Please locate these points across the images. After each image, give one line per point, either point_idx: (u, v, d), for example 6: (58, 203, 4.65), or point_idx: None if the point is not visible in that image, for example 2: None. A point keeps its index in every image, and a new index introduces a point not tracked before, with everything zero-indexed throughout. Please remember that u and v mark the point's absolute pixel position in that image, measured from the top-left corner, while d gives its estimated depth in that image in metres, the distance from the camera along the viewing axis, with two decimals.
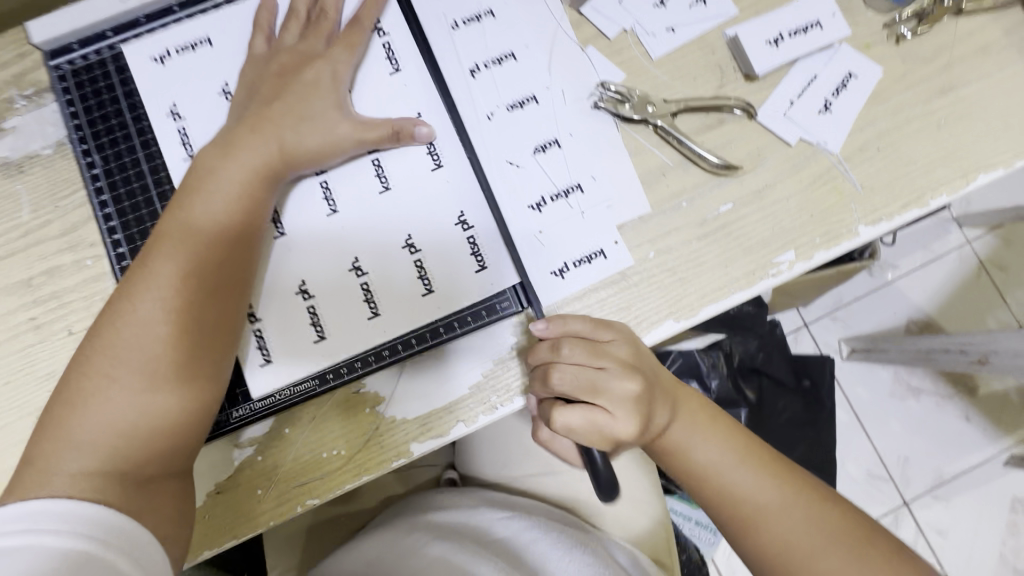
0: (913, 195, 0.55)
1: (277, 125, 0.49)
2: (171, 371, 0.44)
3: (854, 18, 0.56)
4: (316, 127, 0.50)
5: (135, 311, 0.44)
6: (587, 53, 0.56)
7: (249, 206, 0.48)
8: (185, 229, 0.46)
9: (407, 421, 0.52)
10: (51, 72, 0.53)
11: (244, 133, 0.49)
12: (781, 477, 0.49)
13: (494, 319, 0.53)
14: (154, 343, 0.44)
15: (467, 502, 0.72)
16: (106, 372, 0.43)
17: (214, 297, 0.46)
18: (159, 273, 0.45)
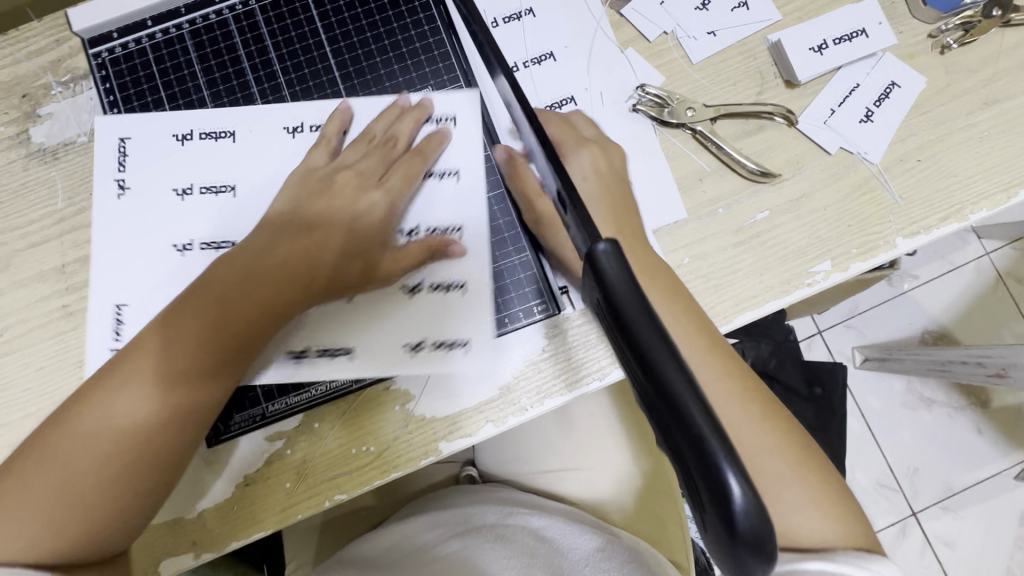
0: (953, 208, 0.54)
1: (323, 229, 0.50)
2: (134, 440, 0.42)
3: (899, 27, 0.56)
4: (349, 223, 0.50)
5: (141, 360, 0.44)
6: (627, 55, 0.56)
7: (266, 302, 0.47)
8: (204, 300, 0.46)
9: (437, 420, 0.52)
10: (91, 60, 0.53)
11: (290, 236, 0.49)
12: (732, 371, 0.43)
13: (529, 322, 0.53)
14: (109, 453, 0.41)
15: (486, 502, 0.72)
16: (62, 459, 0.41)
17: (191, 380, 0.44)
18: (128, 377, 0.43)
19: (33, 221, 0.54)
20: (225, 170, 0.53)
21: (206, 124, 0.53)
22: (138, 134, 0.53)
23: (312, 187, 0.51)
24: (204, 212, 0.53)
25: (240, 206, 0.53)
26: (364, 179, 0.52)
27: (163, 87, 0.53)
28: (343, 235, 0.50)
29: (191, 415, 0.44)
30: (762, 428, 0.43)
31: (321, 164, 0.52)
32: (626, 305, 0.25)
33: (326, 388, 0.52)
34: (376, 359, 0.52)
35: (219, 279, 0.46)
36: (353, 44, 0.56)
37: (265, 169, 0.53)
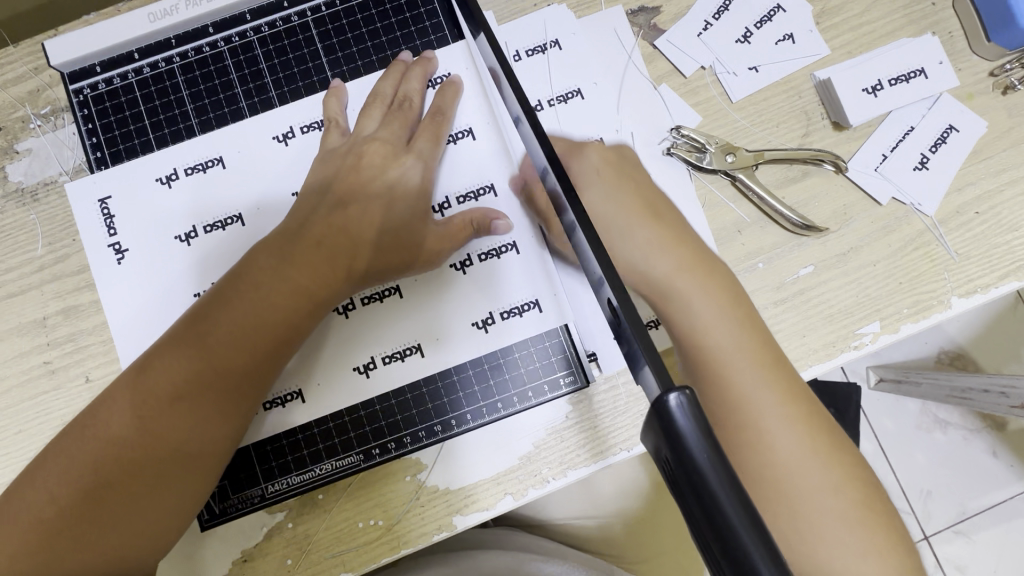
0: (1013, 264, 0.50)
1: (346, 213, 0.44)
2: (145, 458, 0.40)
3: (957, 65, 0.51)
4: (380, 200, 0.45)
5: (154, 371, 0.41)
6: (661, 92, 0.51)
7: (285, 293, 0.42)
8: (216, 300, 0.42)
9: (452, 491, 0.48)
10: (70, 98, 0.46)
11: (311, 219, 0.44)
12: (805, 426, 0.43)
13: (554, 395, 0.48)
14: (130, 466, 0.39)
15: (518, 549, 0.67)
16: (77, 479, 0.39)
17: (203, 389, 0.41)
18: (146, 384, 0.41)
19: (10, 268, 0.50)
20: (230, 199, 0.45)
21: (193, 158, 0.45)
22: (124, 190, 0.45)
23: (335, 167, 0.45)
24: (213, 251, 0.45)
25: (254, 233, 0.45)
26: (391, 147, 0.45)
27: (151, 128, 0.46)
28: (379, 207, 0.45)
29: (220, 406, 0.41)
30: (825, 464, 0.42)
31: (340, 148, 0.45)
32: (700, 462, 0.20)
33: (333, 467, 0.48)
34: (443, 352, 0.48)
35: (246, 268, 0.43)
36: (356, 68, 0.47)
37: (266, 186, 0.46)
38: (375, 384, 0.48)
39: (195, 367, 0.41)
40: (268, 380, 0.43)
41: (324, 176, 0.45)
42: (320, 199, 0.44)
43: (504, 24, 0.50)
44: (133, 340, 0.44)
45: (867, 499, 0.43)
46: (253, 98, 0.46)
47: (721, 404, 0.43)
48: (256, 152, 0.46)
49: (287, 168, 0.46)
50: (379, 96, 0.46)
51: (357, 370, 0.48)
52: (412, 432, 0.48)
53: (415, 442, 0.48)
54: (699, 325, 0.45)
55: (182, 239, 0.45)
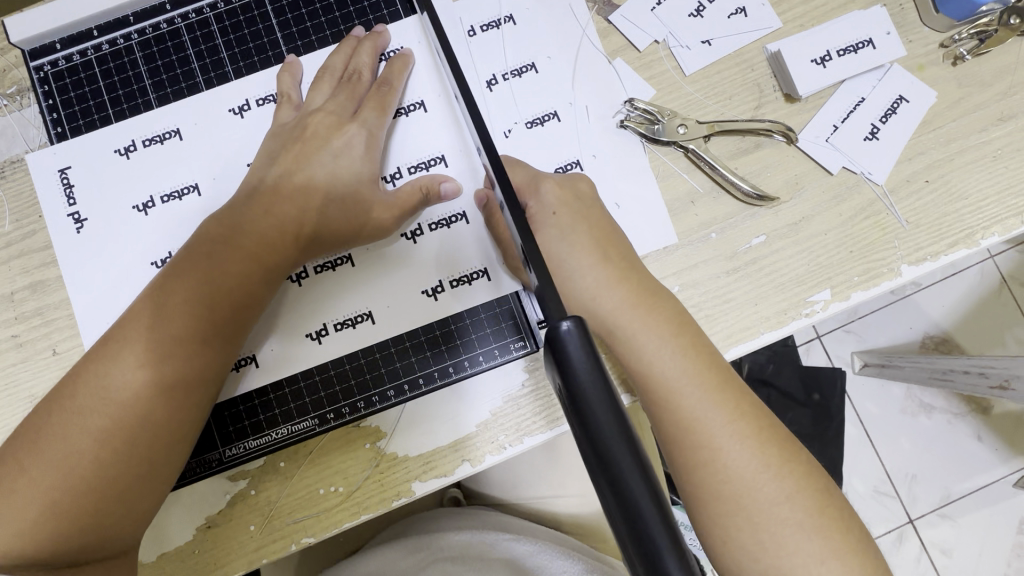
0: (963, 232, 0.50)
1: (296, 184, 0.45)
2: (112, 431, 0.40)
3: (908, 35, 0.52)
4: (329, 171, 0.46)
5: (117, 345, 0.41)
6: (615, 66, 0.51)
7: (247, 264, 0.43)
8: (176, 273, 0.43)
9: (410, 458, 0.49)
10: (32, 75, 0.47)
11: (266, 193, 0.45)
12: (753, 433, 0.38)
13: (505, 359, 0.49)
14: (100, 438, 0.40)
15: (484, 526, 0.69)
16: (49, 455, 0.39)
17: (167, 359, 0.41)
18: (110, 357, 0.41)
19: None
20: (188, 170, 0.46)
21: (153, 129, 0.47)
22: (84, 163, 0.46)
23: (284, 139, 0.46)
24: (172, 221, 0.46)
25: (210, 203, 0.46)
26: (338, 118, 0.46)
27: (110, 103, 0.47)
28: (327, 177, 0.46)
29: (189, 372, 0.42)
30: (778, 475, 0.37)
31: (292, 124, 0.47)
32: (587, 387, 0.22)
33: (289, 431, 0.49)
34: (393, 318, 0.49)
35: (205, 241, 0.43)
36: (310, 43, 0.48)
37: (223, 157, 0.47)
38: (327, 349, 0.49)
39: (161, 337, 0.41)
40: (234, 347, 0.44)
41: (273, 150, 0.46)
42: (269, 169, 0.45)
43: (458, 0, 0.51)
44: (95, 305, 0.46)
45: (826, 505, 0.37)
46: (210, 73, 0.47)
47: (668, 431, 0.39)
48: (213, 126, 0.47)
49: (244, 139, 0.47)
50: (329, 70, 0.47)
51: (311, 337, 0.49)
52: (367, 397, 0.49)
53: (369, 407, 0.49)
54: (641, 358, 0.40)
55: (140, 209, 0.46)
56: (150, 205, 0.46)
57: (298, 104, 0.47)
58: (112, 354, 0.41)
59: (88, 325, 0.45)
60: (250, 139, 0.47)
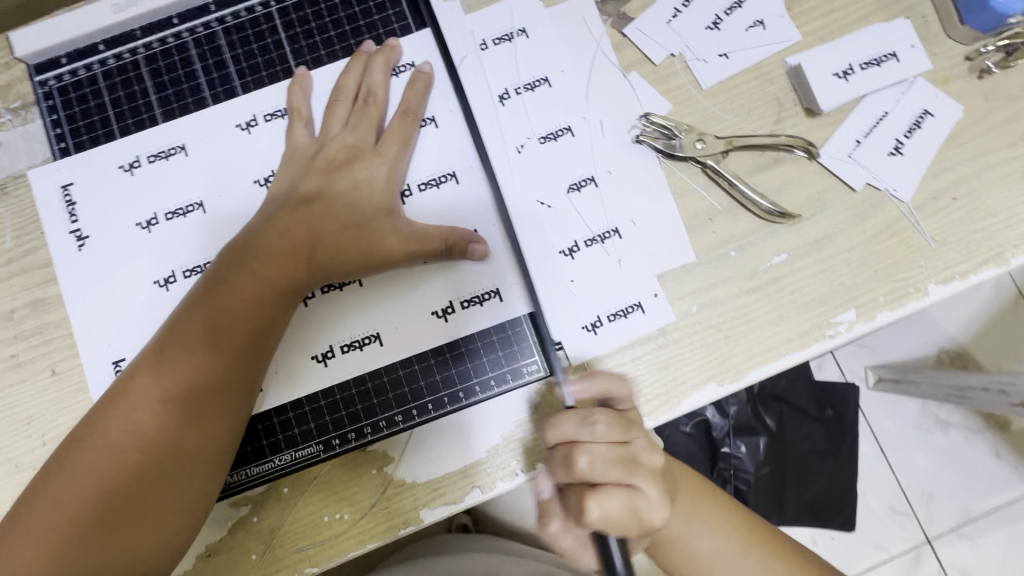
0: (992, 251, 0.49)
1: (314, 212, 0.44)
2: (144, 459, 0.40)
3: (933, 47, 0.50)
4: (347, 199, 0.45)
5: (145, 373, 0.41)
6: (630, 80, 0.50)
7: (272, 288, 0.42)
8: (201, 300, 0.42)
9: (418, 484, 0.47)
10: (36, 89, 0.46)
11: (284, 218, 0.44)
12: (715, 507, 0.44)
13: (517, 384, 0.47)
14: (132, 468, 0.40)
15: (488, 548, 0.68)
16: (77, 486, 0.39)
17: (195, 386, 0.40)
18: (139, 390, 0.40)
19: None
20: (193, 186, 0.45)
21: (158, 145, 0.45)
22: (86, 180, 0.45)
23: (297, 159, 0.45)
24: (176, 239, 0.45)
25: (215, 220, 0.45)
26: (355, 148, 0.45)
27: (115, 118, 0.46)
28: (344, 204, 0.45)
29: (216, 404, 0.41)
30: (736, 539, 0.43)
31: (306, 143, 0.46)
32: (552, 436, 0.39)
33: (293, 456, 0.47)
34: (402, 340, 0.47)
35: (229, 266, 0.43)
36: (319, 57, 0.47)
37: (229, 173, 0.45)
38: (333, 371, 0.47)
39: (188, 365, 0.41)
40: (256, 374, 0.42)
41: (286, 176, 0.45)
42: (284, 200, 0.44)
43: (470, 13, 0.49)
44: (94, 325, 0.44)
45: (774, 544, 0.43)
46: (216, 88, 0.46)
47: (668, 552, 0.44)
48: (220, 142, 0.46)
49: (251, 155, 0.46)
50: (343, 92, 0.46)
51: (317, 359, 0.47)
52: (373, 421, 0.47)
53: (376, 432, 0.47)
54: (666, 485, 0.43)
55: (143, 226, 0.45)
56: (153, 222, 0.45)
57: (311, 126, 0.46)
58: (139, 384, 0.40)
59: (89, 347, 0.44)
60: (259, 157, 0.46)
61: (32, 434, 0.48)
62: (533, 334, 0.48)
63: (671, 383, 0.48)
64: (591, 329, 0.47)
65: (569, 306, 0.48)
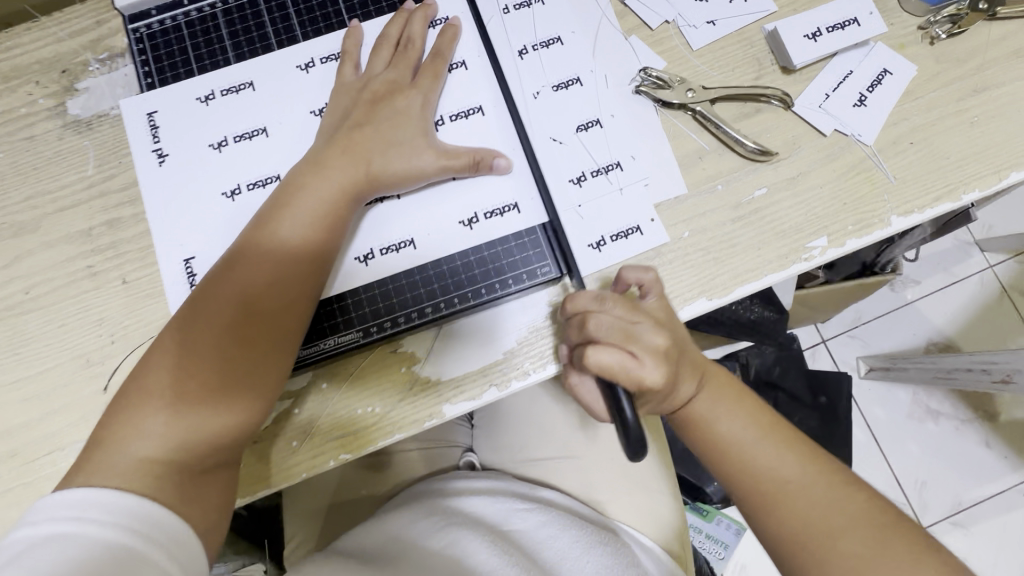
0: (946, 189, 0.56)
1: (366, 138, 0.51)
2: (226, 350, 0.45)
3: (890, 19, 0.59)
4: (393, 124, 0.52)
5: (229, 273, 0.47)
6: (630, 42, 0.59)
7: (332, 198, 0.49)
8: (270, 215, 0.49)
9: (442, 382, 0.54)
10: (130, 35, 0.55)
11: (337, 150, 0.51)
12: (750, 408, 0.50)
13: (533, 285, 0.54)
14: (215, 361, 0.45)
15: (492, 493, 0.69)
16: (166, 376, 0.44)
17: (269, 282, 0.47)
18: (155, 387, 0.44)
19: (64, 186, 0.58)
20: (260, 117, 0.53)
21: (230, 81, 0.54)
22: (168, 110, 0.53)
23: (349, 92, 0.53)
24: (244, 160, 0.52)
25: (277, 143, 0.53)
26: (398, 84, 0.53)
27: (195, 59, 0.55)
28: (388, 129, 0.52)
29: (284, 297, 0.47)
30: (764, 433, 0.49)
31: (353, 80, 0.53)
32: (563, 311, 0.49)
33: (336, 343, 0.53)
34: (433, 245, 0.54)
35: (292, 185, 0.49)
36: (368, 13, 0.56)
37: (290, 103, 0.54)
38: (375, 269, 0.54)
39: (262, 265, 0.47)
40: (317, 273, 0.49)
41: (336, 106, 0.53)
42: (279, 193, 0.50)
43: None
44: (173, 229, 0.52)
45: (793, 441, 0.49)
46: (278, 37, 0.55)
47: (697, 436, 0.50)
48: (282, 78, 0.54)
49: (308, 90, 0.54)
50: (387, 40, 0.55)
51: (359, 260, 0.54)
52: (406, 314, 0.54)
53: (408, 324, 0.54)
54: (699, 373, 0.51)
55: (215, 148, 0.53)
56: (223, 144, 0.53)
57: (358, 69, 0.54)
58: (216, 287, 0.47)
59: (167, 252, 0.52)
60: (317, 90, 0.54)
61: (102, 333, 0.55)
62: (545, 245, 0.55)
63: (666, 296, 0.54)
64: (596, 247, 0.55)
65: (576, 226, 0.55)
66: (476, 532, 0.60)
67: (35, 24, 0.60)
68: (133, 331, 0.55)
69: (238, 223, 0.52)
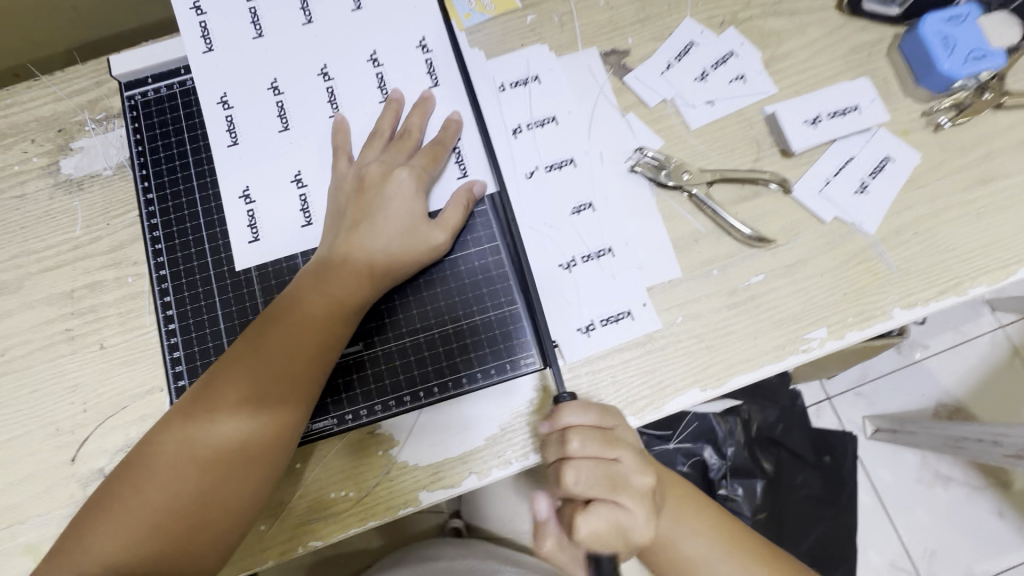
0: (951, 282, 0.54)
1: (276, 313, 0.49)
2: (233, 464, 0.45)
3: (893, 104, 0.58)
4: (327, 266, 0.50)
5: (210, 407, 0.45)
6: (627, 119, 0.58)
7: (297, 330, 0.48)
8: (248, 345, 0.47)
9: (419, 468, 0.51)
10: (125, 102, 0.59)
11: (307, 272, 0.51)
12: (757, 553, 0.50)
13: (514, 374, 0.53)
14: (221, 493, 0.44)
15: (481, 556, 0.67)
16: (219, 514, 0.44)
17: (253, 395, 0.46)
18: (186, 423, 0.45)
19: (50, 247, 0.57)
20: (284, 183, 0.56)
21: (247, 139, 0.57)
22: (166, 179, 0.58)
23: (349, 189, 0.53)
24: (274, 228, 0.56)
25: (259, 204, 0.56)
26: (388, 167, 0.53)
27: (187, 128, 0.59)
28: (342, 222, 0.52)
29: (262, 406, 0.46)
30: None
31: (347, 171, 0.55)
32: None
33: (308, 428, 0.51)
34: (416, 325, 0.54)
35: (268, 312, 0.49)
36: (357, 82, 0.58)
37: (274, 169, 0.57)
38: None
39: (231, 400, 0.46)
40: (292, 395, 0.47)
41: (360, 165, 0.54)
42: (341, 227, 0.52)
43: (493, 59, 0.59)
44: (166, 304, 0.55)
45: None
46: (255, 105, 0.58)
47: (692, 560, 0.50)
48: (263, 141, 0.57)
49: (339, 130, 0.56)
50: (379, 132, 0.55)
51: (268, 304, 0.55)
52: (384, 399, 0.52)
53: (385, 411, 0.52)
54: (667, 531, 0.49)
55: (248, 219, 0.56)
56: (259, 232, 0.56)
57: (351, 161, 0.56)
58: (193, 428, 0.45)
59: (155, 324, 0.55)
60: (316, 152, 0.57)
61: (75, 401, 0.53)
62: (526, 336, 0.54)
63: (655, 384, 0.52)
64: (585, 332, 0.53)
65: (563, 312, 0.54)
66: None
67: (34, 83, 0.60)
68: (108, 399, 0.54)
69: (229, 289, 0.55)
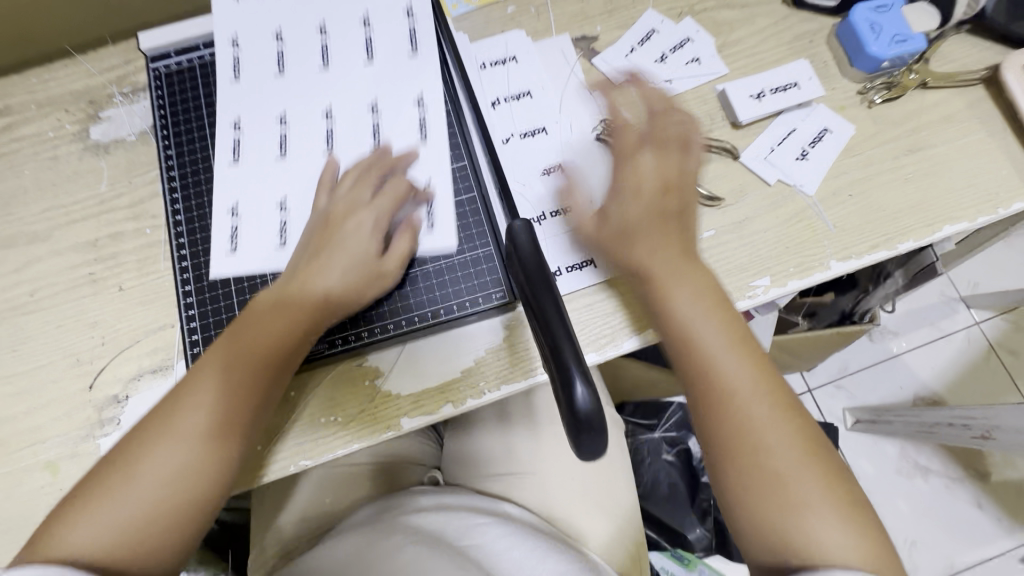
0: (883, 239, 0.60)
1: (251, 330, 0.52)
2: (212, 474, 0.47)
3: (831, 84, 0.65)
4: (298, 285, 0.54)
5: (198, 415, 0.48)
6: (594, 95, 0.65)
7: (276, 346, 0.51)
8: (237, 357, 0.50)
9: (401, 397, 0.57)
10: (149, 71, 0.67)
11: (283, 293, 0.54)
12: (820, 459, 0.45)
13: (488, 307, 0.58)
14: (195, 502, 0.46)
15: (459, 508, 0.69)
16: (189, 523, 0.46)
17: (238, 408, 0.49)
18: (174, 427, 0.47)
19: (78, 201, 0.64)
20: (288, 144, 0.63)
21: (257, 107, 0.65)
22: (182, 140, 0.65)
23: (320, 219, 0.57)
24: (278, 180, 0.62)
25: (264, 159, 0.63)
26: (360, 194, 0.58)
27: (204, 95, 0.66)
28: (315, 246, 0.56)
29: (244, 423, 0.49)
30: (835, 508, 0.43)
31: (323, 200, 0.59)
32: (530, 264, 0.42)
33: None
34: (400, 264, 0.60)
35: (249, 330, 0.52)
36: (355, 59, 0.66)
37: (279, 133, 0.64)
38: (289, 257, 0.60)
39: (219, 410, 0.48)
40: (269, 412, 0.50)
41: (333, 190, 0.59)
42: (306, 256, 0.56)
43: (476, 42, 0.67)
44: (179, 246, 0.61)
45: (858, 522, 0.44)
46: (264, 78, 0.65)
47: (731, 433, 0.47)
48: (271, 108, 0.64)
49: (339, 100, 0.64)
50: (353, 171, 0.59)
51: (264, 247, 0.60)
52: (369, 329, 0.58)
53: (371, 338, 0.57)
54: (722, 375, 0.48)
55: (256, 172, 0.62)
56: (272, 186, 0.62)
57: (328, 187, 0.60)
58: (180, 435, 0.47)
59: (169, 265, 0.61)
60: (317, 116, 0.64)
61: (95, 335, 0.59)
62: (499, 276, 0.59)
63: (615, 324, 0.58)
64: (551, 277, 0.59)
65: None
66: (438, 551, 0.59)
67: (71, 61, 0.68)
68: (124, 335, 0.60)
69: (232, 230, 0.61)
